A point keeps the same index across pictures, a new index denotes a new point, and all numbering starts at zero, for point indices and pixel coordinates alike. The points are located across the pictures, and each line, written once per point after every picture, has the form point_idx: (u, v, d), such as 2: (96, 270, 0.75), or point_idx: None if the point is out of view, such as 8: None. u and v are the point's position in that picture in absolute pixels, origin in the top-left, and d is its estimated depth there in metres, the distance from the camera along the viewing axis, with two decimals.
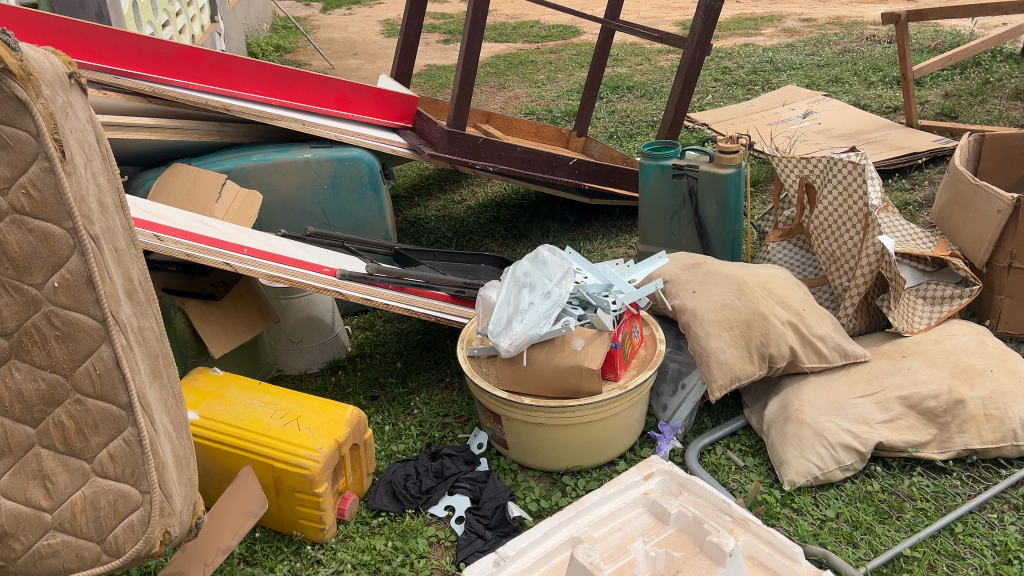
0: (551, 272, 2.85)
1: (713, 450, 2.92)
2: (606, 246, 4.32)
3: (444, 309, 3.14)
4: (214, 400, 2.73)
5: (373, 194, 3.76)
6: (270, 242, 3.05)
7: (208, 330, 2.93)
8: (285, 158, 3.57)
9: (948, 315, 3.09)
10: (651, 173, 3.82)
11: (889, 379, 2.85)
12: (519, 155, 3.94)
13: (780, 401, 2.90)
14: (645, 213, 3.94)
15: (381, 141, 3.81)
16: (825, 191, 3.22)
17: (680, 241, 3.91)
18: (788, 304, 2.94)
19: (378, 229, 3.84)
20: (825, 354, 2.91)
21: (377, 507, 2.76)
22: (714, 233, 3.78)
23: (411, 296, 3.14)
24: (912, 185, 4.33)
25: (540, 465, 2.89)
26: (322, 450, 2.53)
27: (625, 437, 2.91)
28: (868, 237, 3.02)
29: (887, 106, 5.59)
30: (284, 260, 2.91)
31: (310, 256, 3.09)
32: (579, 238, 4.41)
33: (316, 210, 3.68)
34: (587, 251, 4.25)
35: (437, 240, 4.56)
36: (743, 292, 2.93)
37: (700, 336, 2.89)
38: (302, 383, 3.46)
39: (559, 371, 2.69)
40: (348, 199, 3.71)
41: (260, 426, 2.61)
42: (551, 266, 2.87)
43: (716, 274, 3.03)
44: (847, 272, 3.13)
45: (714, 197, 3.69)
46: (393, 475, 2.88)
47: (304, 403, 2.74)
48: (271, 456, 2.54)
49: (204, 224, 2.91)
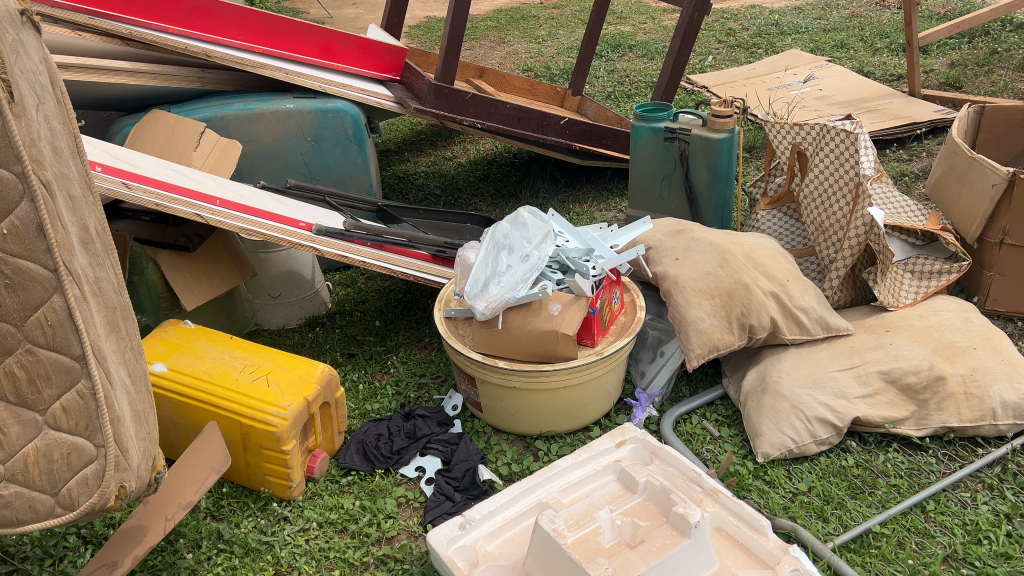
0: (530, 235, 2.76)
1: (689, 419, 2.89)
2: (596, 209, 4.26)
3: (423, 268, 3.09)
4: (184, 352, 2.68)
5: (358, 147, 3.69)
6: (246, 195, 2.97)
7: (181, 284, 2.87)
8: (267, 108, 3.49)
9: (935, 290, 3.04)
10: (643, 135, 3.74)
11: (871, 354, 2.81)
12: (508, 112, 3.84)
13: (759, 371, 2.87)
14: (636, 176, 3.87)
15: (367, 93, 3.72)
16: (818, 159, 3.13)
17: (669, 206, 3.84)
18: (772, 274, 2.88)
19: (362, 184, 3.77)
20: (807, 326, 2.86)
21: (347, 466, 2.74)
22: (704, 198, 3.70)
23: (390, 254, 3.08)
24: (910, 156, 4.25)
25: (514, 428, 2.86)
26: (290, 407, 2.50)
27: (600, 403, 2.88)
28: (858, 207, 2.94)
29: (891, 74, 5.47)
30: (259, 213, 2.82)
31: (288, 211, 3.02)
32: (568, 200, 4.34)
33: (298, 162, 3.62)
34: (575, 214, 4.20)
35: (426, 198, 4.48)
36: (727, 261, 2.87)
37: (680, 304, 2.84)
38: (280, 338, 3.42)
39: (535, 335, 2.64)
40: (331, 151, 3.64)
41: (229, 380, 2.59)
42: (530, 228, 2.78)
43: (700, 242, 2.97)
44: (835, 243, 3.06)
45: (705, 162, 3.60)
46: (365, 435, 2.84)
47: (275, 358, 2.69)
48: (240, 412, 2.52)
49: (177, 174, 2.82)
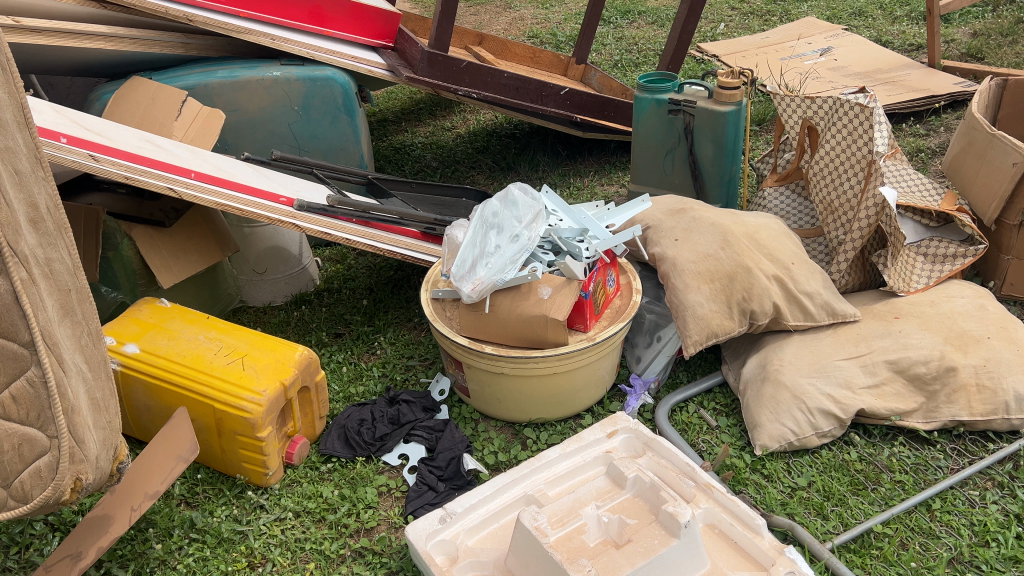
0: (520, 213, 2.62)
1: (685, 408, 2.77)
2: (597, 184, 4.12)
3: (411, 246, 2.96)
4: (157, 333, 2.58)
5: (348, 117, 3.54)
6: (225, 169, 2.83)
7: (157, 260, 2.76)
8: (252, 76, 3.35)
9: (948, 275, 2.88)
10: (646, 107, 3.57)
11: (878, 342, 2.67)
12: (505, 82, 3.67)
13: (760, 359, 2.73)
14: (638, 150, 3.71)
15: (358, 59, 3.57)
16: (830, 135, 2.96)
17: (672, 182, 3.67)
18: (776, 257, 2.73)
19: (353, 156, 3.63)
20: (812, 312, 2.72)
21: (327, 453, 2.64)
22: (708, 174, 3.53)
23: (376, 231, 2.95)
24: (926, 131, 4.07)
25: (502, 415, 2.74)
26: (265, 393, 2.39)
27: (592, 390, 2.76)
28: (870, 187, 2.78)
29: (910, 44, 5.25)
30: (236, 188, 2.69)
31: (269, 185, 2.88)
32: (569, 174, 4.19)
33: (285, 133, 3.48)
34: (576, 189, 4.07)
35: (422, 170, 4.34)
36: (728, 242, 2.73)
37: (678, 288, 2.70)
38: (265, 317, 3.31)
39: (523, 320, 2.52)
40: (320, 121, 3.50)
41: (203, 363, 2.48)
42: (519, 207, 2.62)
43: (700, 222, 2.82)
44: (844, 224, 2.91)
45: (710, 136, 3.44)
46: (347, 420, 2.73)
47: (252, 340, 2.58)
48: (213, 397, 2.42)
49: (151, 146, 2.68)
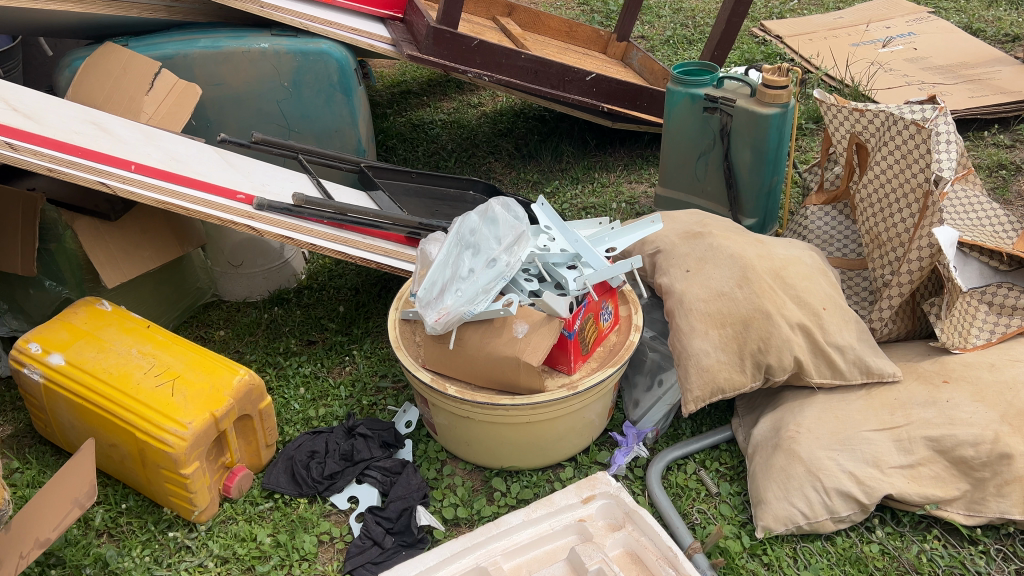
0: (501, 233, 2.24)
1: (683, 467, 2.39)
2: (624, 180, 3.71)
3: (388, 253, 2.62)
4: (87, 343, 2.29)
5: (344, 96, 3.19)
6: (181, 157, 2.51)
7: (102, 256, 2.47)
8: (237, 47, 3.01)
9: (1016, 331, 2.36)
10: (679, 102, 3.12)
11: (919, 412, 2.21)
12: (522, 65, 3.25)
13: (774, 420, 2.33)
14: (669, 150, 3.26)
15: (358, 32, 3.20)
16: (880, 155, 2.50)
17: (705, 188, 3.23)
18: (804, 301, 2.31)
19: (349, 139, 3.28)
20: (841, 369, 2.29)
21: (270, 489, 2.35)
22: (744, 184, 3.08)
23: (349, 236, 2.60)
24: (1012, 142, 3.51)
25: (470, 458, 2.40)
26: (191, 426, 2.10)
27: (576, 439, 2.39)
28: (924, 221, 2.32)
29: (1004, 34, 4.61)
30: (185, 182, 2.36)
31: (231, 177, 2.55)
32: (594, 168, 3.78)
33: (273, 111, 3.15)
34: (600, 185, 3.67)
35: (436, 153, 3.97)
36: (746, 279, 2.31)
37: (682, 331, 2.31)
38: (237, 314, 3.03)
39: (493, 360, 2.16)
40: (312, 100, 3.16)
41: (129, 384, 2.20)
42: (501, 225, 2.24)
43: (718, 252, 2.40)
44: (891, 263, 2.45)
45: (749, 141, 2.98)
46: (297, 451, 2.43)
47: (189, 358, 2.28)
48: (135, 425, 2.14)
49: (93, 130, 2.37)
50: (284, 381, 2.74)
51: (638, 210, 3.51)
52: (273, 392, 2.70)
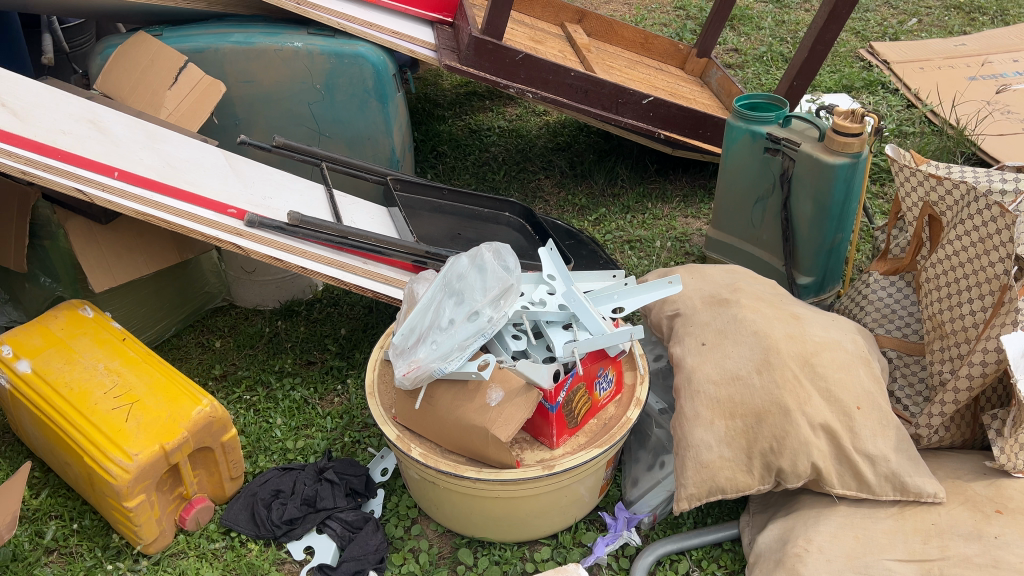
0: (490, 285, 2.00)
1: (675, 565, 2.11)
2: (679, 214, 3.40)
3: (388, 282, 2.43)
4: (55, 352, 2.20)
5: (378, 103, 3.00)
6: (179, 162, 2.38)
7: (92, 260, 2.38)
8: (269, 44, 2.86)
9: None
10: (739, 139, 2.79)
11: (959, 547, 1.82)
12: (571, 83, 2.99)
13: (784, 528, 2.01)
14: (724, 189, 2.93)
15: (399, 36, 3.02)
16: (952, 233, 2.12)
17: (760, 236, 2.88)
18: (834, 397, 1.97)
19: (382, 147, 3.10)
20: (868, 483, 1.93)
21: (227, 525, 2.21)
22: (802, 238, 2.72)
23: (347, 261, 2.42)
24: None
25: (442, 521, 2.19)
26: (136, 458, 1.97)
27: (558, 516, 2.14)
28: (995, 319, 1.94)
29: None
30: (172, 193, 2.23)
31: (230, 188, 2.40)
32: (650, 196, 3.49)
33: (304, 114, 3.00)
34: (652, 216, 3.38)
35: (486, 164, 3.77)
36: (768, 365, 1.99)
37: (686, 415, 2.02)
38: (244, 322, 2.91)
39: (461, 427, 1.93)
40: (345, 105, 2.99)
41: (86, 403, 2.09)
42: (489, 275, 2.00)
43: (742, 326, 2.09)
44: (952, 360, 2.08)
45: (811, 191, 2.61)
46: (262, 487, 2.28)
47: (154, 381, 2.15)
48: (83, 448, 2.03)
49: (88, 129, 2.26)
50: (273, 403, 2.60)
51: (687, 249, 3.20)
52: (258, 414, 2.57)
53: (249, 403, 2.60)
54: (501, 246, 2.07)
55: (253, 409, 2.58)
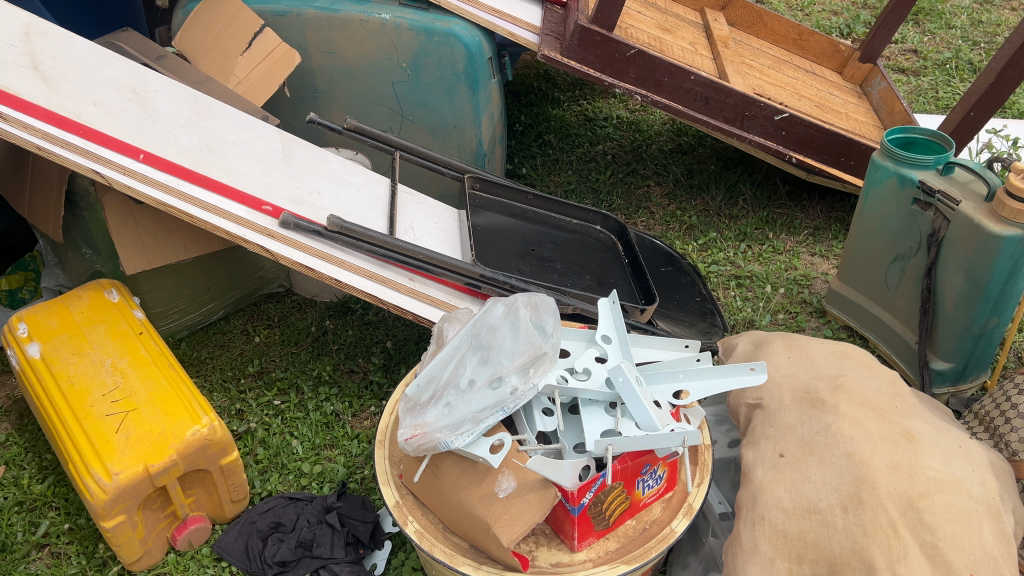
0: (520, 347, 1.66)
1: None
2: (804, 251, 2.92)
3: (437, 303, 2.16)
4: (67, 339, 2.05)
5: (468, 89, 2.67)
6: (223, 144, 2.15)
7: (127, 240, 2.21)
8: (355, 14, 2.57)
9: None
10: (883, 181, 2.27)
11: None
12: (689, 88, 2.58)
13: None
14: (857, 238, 2.43)
15: (500, 15, 2.66)
16: None
17: (893, 301, 2.37)
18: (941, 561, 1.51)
19: (469, 138, 2.79)
20: None
21: (219, 553, 2.01)
22: (944, 316, 2.19)
23: (390, 276, 2.14)
24: None
25: None
26: (115, 477, 1.79)
27: None
28: None
29: None
30: (202, 182, 2.00)
31: (274, 179, 2.16)
32: (773, 224, 3.02)
33: (387, 94, 2.72)
34: (771, 249, 2.91)
35: (594, 161, 3.40)
36: (857, 502, 1.55)
37: (742, 543, 1.61)
38: (296, 314, 2.70)
39: (463, 514, 1.62)
40: (431, 88, 2.68)
41: (82, 403, 1.92)
42: (522, 334, 1.65)
43: (834, 443, 1.65)
44: None
45: (964, 263, 2.08)
46: (262, 516, 2.06)
47: (156, 388, 1.97)
48: (70, 454, 1.86)
49: (127, 101, 2.07)
50: (302, 412, 2.39)
51: (805, 295, 2.72)
52: (286, 423, 2.36)
53: (278, 410, 2.39)
54: (543, 299, 1.71)
55: (281, 417, 2.37)
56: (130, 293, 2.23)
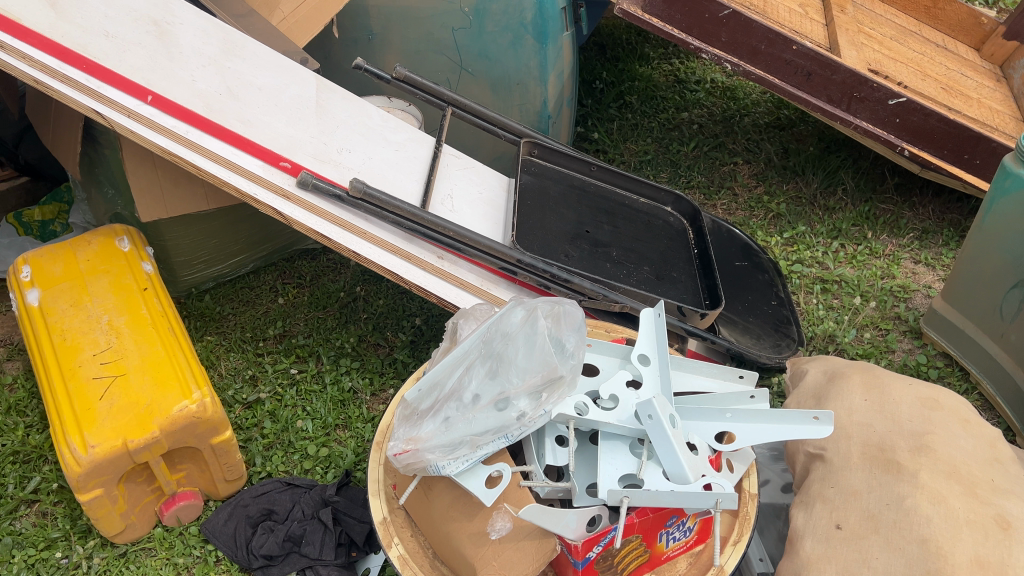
0: (532, 363, 1.41)
1: None
2: (906, 257, 2.53)
3: (466, 286, 1.94)
4: (68, 289, 1.91)
5: (536, 42, 2.38)
6: (246, 88, 1.93)
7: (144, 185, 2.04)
8: None
9: None
10: (1011, 193, 1.87)
11: None
12: (789, 59, 2.21)
13: None
14: (972, 256, 2.03)
15: None
16: None
17: (1007, 337, 1.99)
18: None
19: (534, 97, 2.50)
20: None
21: (206, 535, 1.87)
22: None
23: (417, 253, 1.92)
24: None
25: None
26: (91, 450, 1.63)
27: None
28: None
29: None
30: (213, 130, 1.79)
31: (300, 132, 1.94)
32: (873, 222, 2.64)
33: (446, 41, 2.45)
34: (867, 252, 2.54)
35: (678, 129, 3.06)
36: None
37: None
38: (328, 275, 2.51)
39: (449, 550, 1.40)
40: (495, 37, 2.39)
41: (70, 362, 1.78)
42: (537, 351, 1.41)
43: (906, 522, 1.35)
44: None
45: None
46: (256, 501, 1.90)
47: (150, 354, 1.81)
48: (51, 417, 1.72)
49: (144, 33, 1.87)
50: (319, 386, 2.21)
51: (899, 310, 2.35)
52: (300, 396, 2.19)
53: (293, 379, 2.22)
54: (565, 310, 1.48)
55: (295, 388, 2.20)
56: (143, 242, 2.07)
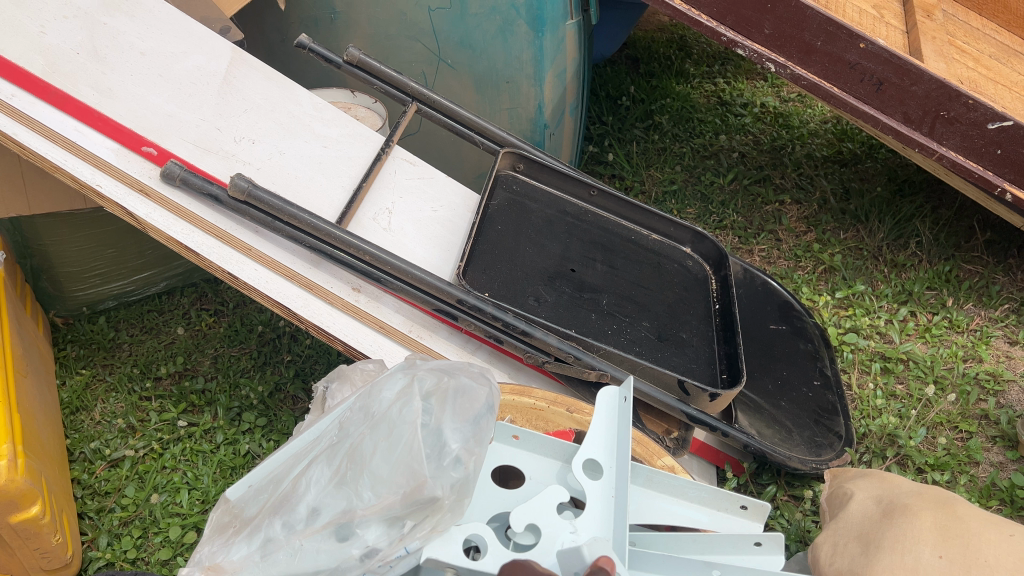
0: (394, 468, 0.87)
1: None
2: (998, 337, 1.93)
3: (386, 331, 1.42)
4: None
5: (529, 28, 1.84)
6: (124, 51, 1.50)
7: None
8: None
9: None
10: None
11: None
12: (853, 62, 1.67)
13: None
14: None
15: None
16: None
17: None
18: None
19: (528, 99, 1.98)
20: None
21: None
22: None
23: (321, 281, 1.41)
24: None
25: None
26: None
27: None
28: None
29: None
30: (51, 97, 1.37)
31: (184, 111, 1.48)
32: (954, 286, 2.05)
33: (422, 22, 1.96)
34: (944, 325, 1.95)
35: (714, 158, 2.52)
36: None
37: None
38: (257, 304, 2.03)
39: None
40: (480, 21, 1.88)
41: None
42: (404, 449, 0.88)
43: None
44: None
45: None
46: None
47: None
48: None
49: None
50: (209, 446, 1.71)
51: (987, 406, 1.76)
52: (184, 457, 1.69)
53: (178, 435, 1.72)
54: (460, 384, 0.94)
55: (179, 446, 1.70)
56: None
